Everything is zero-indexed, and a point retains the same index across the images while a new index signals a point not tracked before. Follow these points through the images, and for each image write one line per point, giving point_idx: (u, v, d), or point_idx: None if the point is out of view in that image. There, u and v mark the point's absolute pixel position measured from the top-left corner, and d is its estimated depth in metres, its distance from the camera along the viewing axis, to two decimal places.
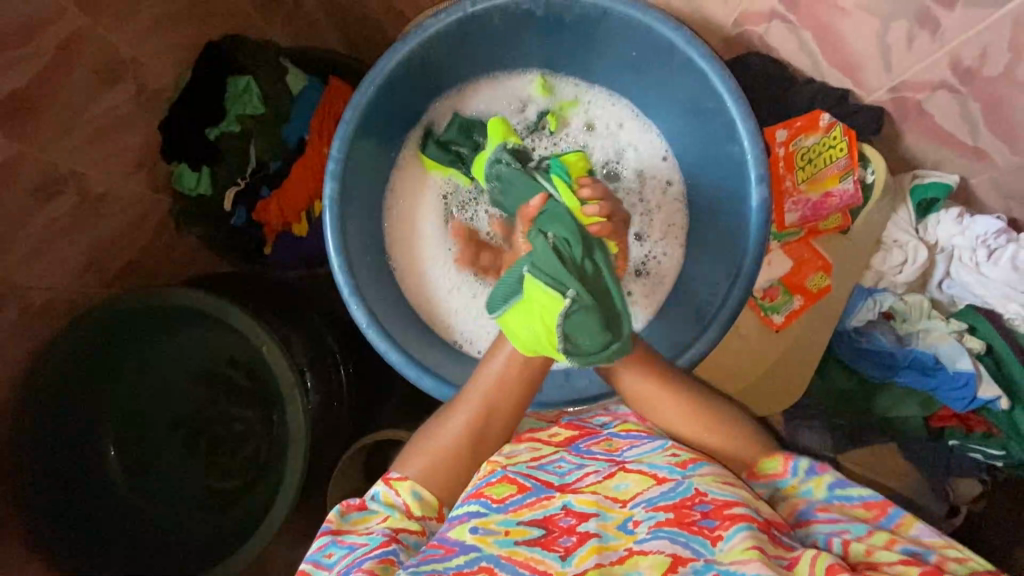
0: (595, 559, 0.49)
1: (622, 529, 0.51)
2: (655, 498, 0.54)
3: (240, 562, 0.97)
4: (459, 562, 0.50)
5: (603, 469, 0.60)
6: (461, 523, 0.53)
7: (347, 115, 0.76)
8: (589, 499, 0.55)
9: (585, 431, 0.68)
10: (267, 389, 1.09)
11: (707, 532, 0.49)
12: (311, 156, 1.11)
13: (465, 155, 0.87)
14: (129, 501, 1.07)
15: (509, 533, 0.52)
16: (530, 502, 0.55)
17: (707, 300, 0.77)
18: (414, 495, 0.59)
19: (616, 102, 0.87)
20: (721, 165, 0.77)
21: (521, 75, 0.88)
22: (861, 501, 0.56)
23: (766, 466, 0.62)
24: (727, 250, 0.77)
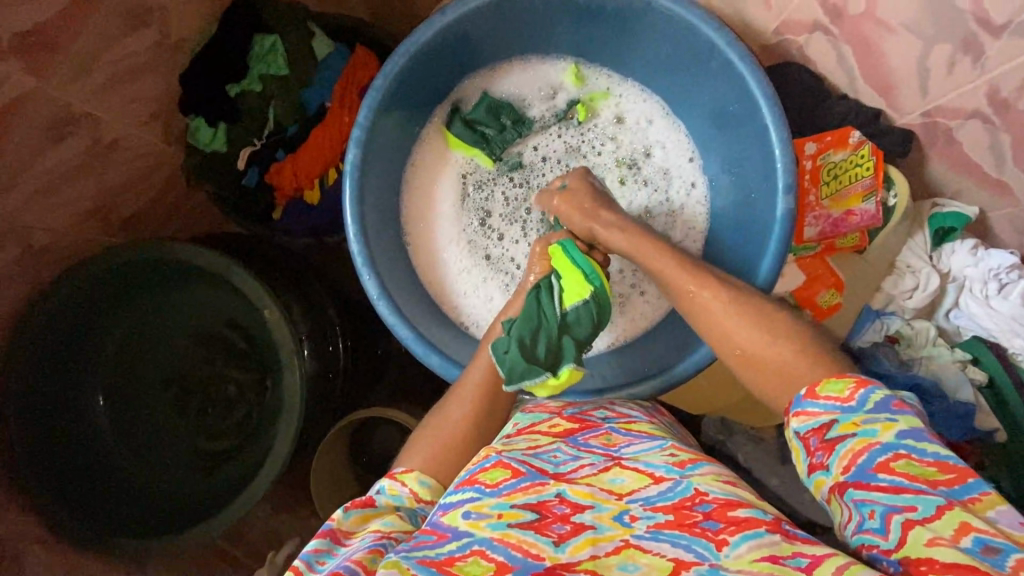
0: (591, 550, 0.49)
1: (618, 522, 0.52)
2: (653, 498, 0.54)
3: (222, 524, 0.96)
4: (449, 548, 0.50)
5: (598, 462, 0.60)
6: (454, 509, 0.54)
7: (377, 84, 0.75)
8: (584, 491, 0.55)
9: (586, 424, 0.68)
10: (262, 353, 1.08)
11: (710, 535, 0.49)
12: (330, 123, 1.08)
13: (490, 136, 0.87)
14: (112, 456, 1.06)
15: (501, 516, 0.51)
16: (523, 486, 0.55)
17: None
18: (421, 482, 0.60)
19: (648, 98, 0.87)
20: (746, 170, 0.77)
21: (555, 62, 0.87)
22: (937, 458, 0.46)
23: (826, 390, 0.52)
24: (745, 256, 0.77)
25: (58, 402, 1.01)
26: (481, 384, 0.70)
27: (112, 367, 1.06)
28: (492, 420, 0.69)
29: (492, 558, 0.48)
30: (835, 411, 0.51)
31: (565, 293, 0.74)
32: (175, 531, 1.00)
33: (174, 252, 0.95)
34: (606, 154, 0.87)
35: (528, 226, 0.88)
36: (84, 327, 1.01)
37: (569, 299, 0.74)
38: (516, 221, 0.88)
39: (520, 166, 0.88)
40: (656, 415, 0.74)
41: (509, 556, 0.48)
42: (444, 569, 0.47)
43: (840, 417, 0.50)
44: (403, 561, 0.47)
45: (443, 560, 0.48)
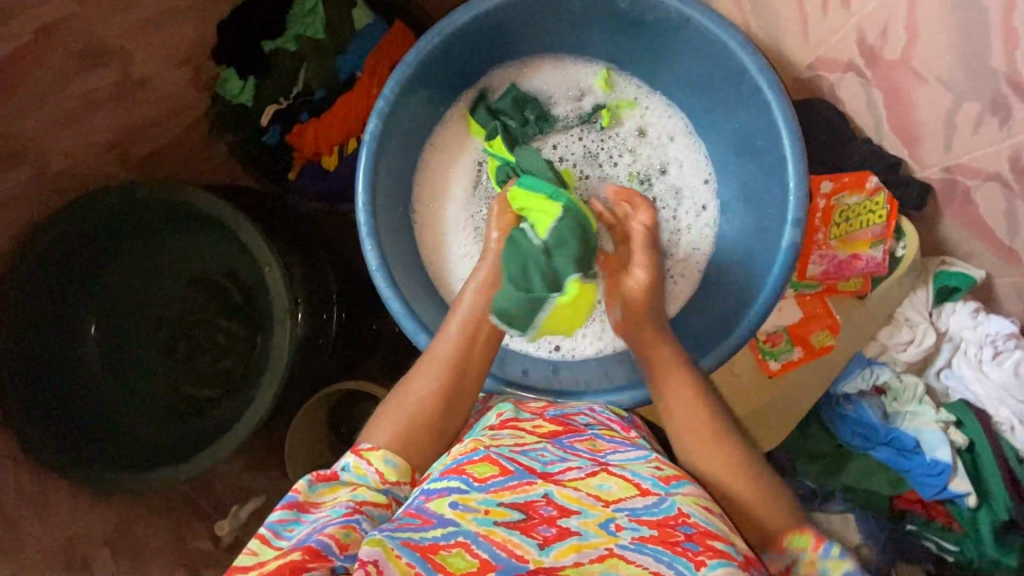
0: (574, 557, 0.50)
1: (603, 530, 0.53)
2: (638, 509, 0.55)
3: (191, 469, 0.97)
4: (434, 534, 0.51)
5: (585, 466, 0.61)
6: (440, 497, 0.54)
7: (409, 59, 0.76)
8: (571, 495, 0.56)
9: (569, 429, 0.69)
10: (258, 308, 1.09)
11: (689, 556, 0.50)
12: (357, 93, 1.09)
13: (512, 129, 0.87)
14: (93, 385, 1.06)
15: (488, 512, 0.53)
16: (510, 485, 0.56)
17: (716, 326, 0.78)
18: (387, 462, 0.61)
19: (673, 114, 0.87)
20: (759, 199, 0.78)
21: (587, 65, 0.87)
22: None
23: (790, 540, 0.57)
24: (744, 284, 0.77)
25: (53, 327, 1.03)
26: (447, 360, 0.69)
27: (110, 301, 1.07)
28: (460, 395, 0.69)
29: (476, 554, 0.49)
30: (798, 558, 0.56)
31: (541, 222, 0.71)
32: (143, 467, 1.00)
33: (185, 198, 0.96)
34: (623, 163, 0.87)
35: None
36: (89, 256, 1.03)
37: (545, 225, 0.70)
38: None
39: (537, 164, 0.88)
40: (632, 427, 0.74)
41: (493, 554, 0.50)
42: (428, 556, 0.49)
43: (802, 556, 0.56)
44: (388, 541, 0.49)
45: (428, 546, 0.50)
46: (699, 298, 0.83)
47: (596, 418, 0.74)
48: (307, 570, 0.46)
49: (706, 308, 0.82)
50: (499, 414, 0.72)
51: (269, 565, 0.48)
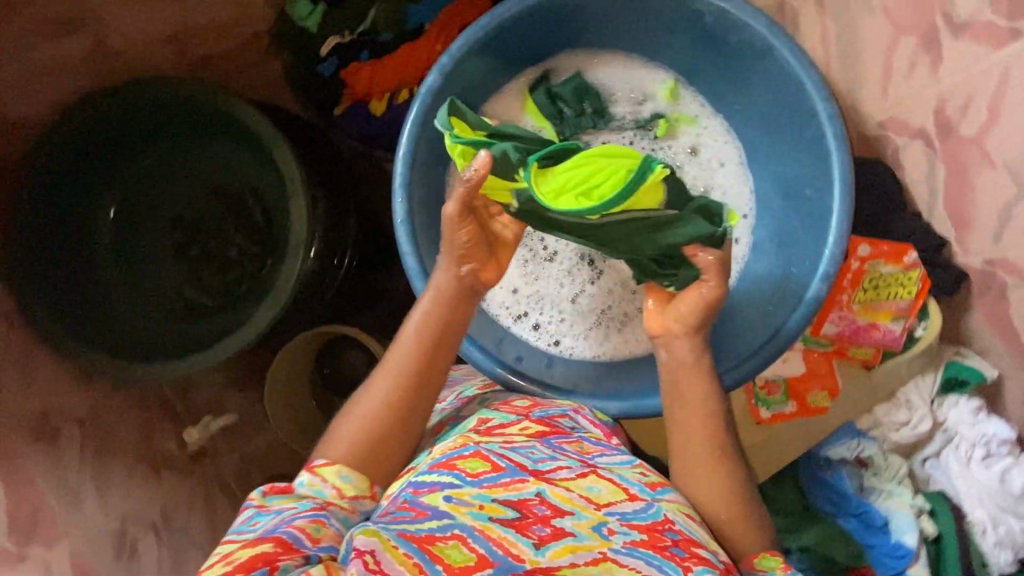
0: (569, 557, 0.54)
1: (597, 533, 0.57)
2: (629, 514, 0.60)
3: (175, 371, 0.97)
4: (430, 526, 0.54)
5: (575, 467, 0.65)
6: (434, 491, 0.57)
7: (483, 22, 0.74)
8: (564, 496, 0.59)
9: (555, 429, 0.71)
10: (274, 232, 1.09)
11: (677, 560, 0.56)
12: (422, 45, 1.08)
13: (566, 115, 0.83)
14: (98, 266, 1.07)
15: (483, 508, 0.56)
16: (503, 482, 0.60)
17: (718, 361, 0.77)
18: (343, 477, 0.64)
19: (729, 141, 0.84)
20: (795, 246, 0.76)
21: (657, 70, 0.84)
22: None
23: (763, 562, 0.64)
24: (760, 327, 0.76)
25: (75, 197, 1.04)
26: (402, 368, 0.72)
27: (134, 186, 1.09)
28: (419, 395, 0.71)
29: (472, 547, 0.53)
30: None
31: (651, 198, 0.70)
32: (127, 355, 1.01)
33: (230, 105, 0.96)
34: None
35: None
36: (125, 138, 1.03)
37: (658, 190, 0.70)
38: None
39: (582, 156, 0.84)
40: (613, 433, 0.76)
41: (489, 550, 0.53)
42: (425, 547, 0.51)
43: None
44: (383, 532, 0.51)
45: (424, 536, 0.52)
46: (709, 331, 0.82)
47: (579, 420, 0.76)
48: (279, 561, 0.51)
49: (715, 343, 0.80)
50: (481, 419, 0.72)
51: (241, 558, 0.52)
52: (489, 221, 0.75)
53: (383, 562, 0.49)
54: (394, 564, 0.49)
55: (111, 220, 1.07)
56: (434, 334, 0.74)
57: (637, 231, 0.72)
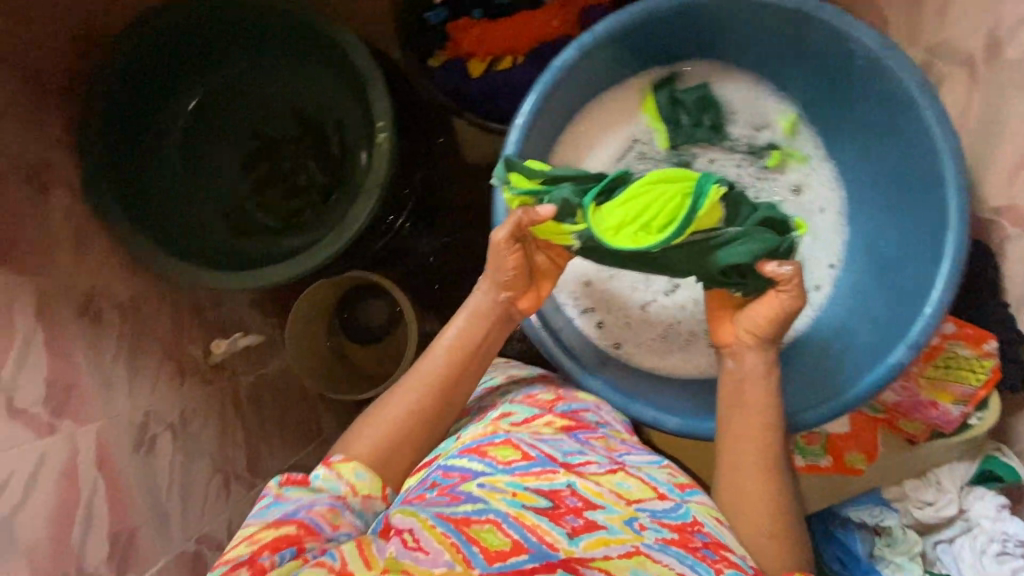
0: (603, 549, 0.57)
1: (629, 527, 0.60)
2: (658, 512, 0.64)
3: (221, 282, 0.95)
4: (464, 509, 0.59)
5: (603, 463, 0.68)
6: (468, 479, 0.63)
7: (635, 7, 0.71)
8: (594, 490, 0.63)
9: (582, 424, 0.75)
10: (347, 167, 1.07)
11: (708, 560, 0.59)
12: (539, 18, 1.05)
13: (681, 124, 0.83)
14: (167, 159, 1.06)
15: (516, 495, 0.60)
16: (535, 471, 0.64)
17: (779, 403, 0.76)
18: (358, 476, 0.68)
19: (835, 189, 0.84)
20: (884, 308, 0.75)
21: (782, 101, 0.83)
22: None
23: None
24: (831, 381, 0.76)
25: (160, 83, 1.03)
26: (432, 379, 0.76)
27: (218, 90, 1.09)
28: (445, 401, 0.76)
29: (506, 531, 0.56)
30: None
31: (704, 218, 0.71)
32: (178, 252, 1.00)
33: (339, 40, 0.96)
34: None
35: None
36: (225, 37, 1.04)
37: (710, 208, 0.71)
38: None
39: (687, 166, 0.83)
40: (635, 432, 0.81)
41: (523, 535, 0.56)
42: (461, 528, 0.56)
43: None
44: (421, 514, 0.58)
45: (459, 519, 0.57)
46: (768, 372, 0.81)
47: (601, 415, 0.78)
48: (304, 543, 0.59)
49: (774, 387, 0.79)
50: (505, 412, 0.74)
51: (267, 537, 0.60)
52: (533, 253, 0.79)
53: (422, 540, 0.55)
54: (431, 542, 0.54)
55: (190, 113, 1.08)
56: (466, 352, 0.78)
57: (697, 254, 0.73)
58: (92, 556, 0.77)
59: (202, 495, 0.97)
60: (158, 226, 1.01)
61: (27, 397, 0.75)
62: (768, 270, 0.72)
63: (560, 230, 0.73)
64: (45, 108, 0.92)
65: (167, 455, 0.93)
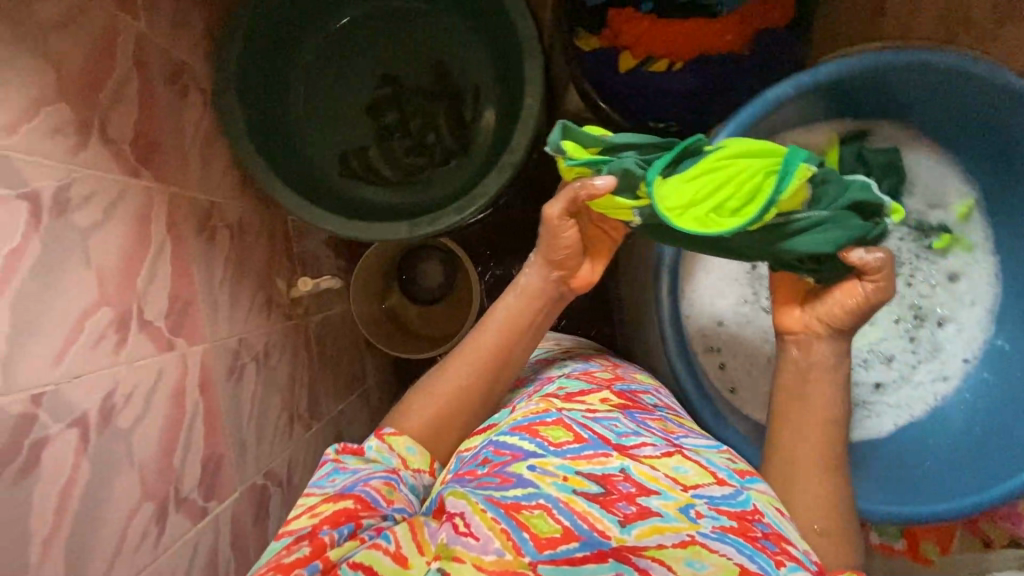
0: (656, 537, 0.55)
1: (684, 515, 0.58)
2: (717, 499, 0.60)
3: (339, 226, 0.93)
4: (515, 492, 0.58)
5: (660, 444, 0.66)
6: (520, 461, 0.61)
7: (864, 58, 0.68)
8: (648, 474, 0.61)
9: (639, 405, 0.76)
10: (475, 136, 1.05)
11: (768, 552, 0.56)
12: (711, 28, 0.99)
13: (857, 184, 0.78)
14: (292, 85, 1.04)
15: (567, 479, 0.59)
16: (587, 454, 0.62)
17: (881, 488, 0.77)
18: (408, 450, 0.72)
19: (995, 285, 0.79)
20: (1016, 422, 0.73)
21: (967, 183, 0.79)
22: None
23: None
24: (938, 479, 0.75)
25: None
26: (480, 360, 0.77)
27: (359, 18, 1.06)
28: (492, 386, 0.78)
29: (558, 517, 0.56)
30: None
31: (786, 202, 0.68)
32: (295, 184, 0.99)
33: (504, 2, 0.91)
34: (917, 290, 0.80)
35: None
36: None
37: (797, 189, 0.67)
38: None
39: None
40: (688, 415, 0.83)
41: (575, 520, 0.55)
42: (511, 513, 0.55)
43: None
44: (474, 497, 0.57)
45: (509, 503, 0.56)
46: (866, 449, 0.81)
47: (659, 399, 0.81)
48: (361, 518, 0.59)
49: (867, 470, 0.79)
50: (558, 385, 0.78)
51: (324, 510, 0.61)
52: (590, 217, 0.79)
53: (472, 525, 0.55)
54: (483, 527, 0.54)
55: (327, 34, 1.06)
56: (515, 334, 0.79)
57: (772, 238, 0.71)
58: (189, 476, 0.74)
59: (274, 428, 0.98)
60: (275, 141, 0.99)
61: (154, 309, 0.71)
62: (851, 258, 0.70)
63: (624, 206, 0.71)
64: (190, 7, 0.88)
65: (251, 384, 0.92)
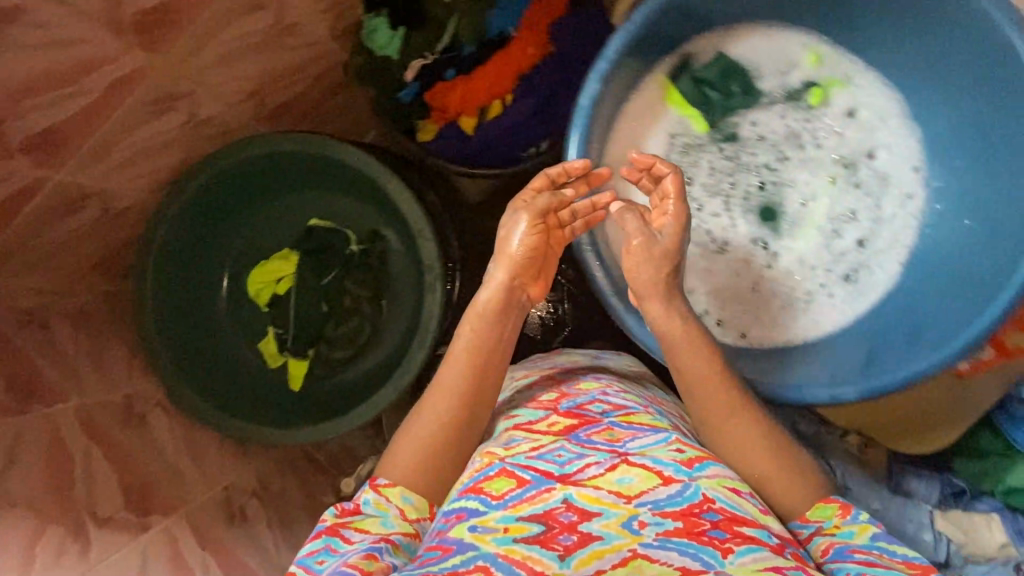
0: (596, 564, 0.51)
1: (626, 529, 0.53)
2: (662, 501, 0.56)
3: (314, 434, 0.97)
4: (454, 561, 0.52)
5: (605, 460, 0.60)
6: (460, 522, 0.56)
7: (636, 20, 0.69)
8: (590, 496, 0.56)
9: (585, 420, 0.66)
10: (388, 276, 1.08)
11: (716, 543, 0.53)
12: (515, 50, 1.03)
13: (713, 101, 0.79)
14: (227, 329, 1.09)
15: (507, 531, 0.53)
16: (529, 497, 0.56)
17: (939, 326, 0.70)
18: (405, 499, 0.64)
19: (887, 94, 0.78)
20: (985, 197, 0.72)
21: (799, 35, 0.78)
22: (904, 558, 0.56)
23: (814, 513, 0.62)
24: (957, 303, 0.70)
25: (231, 210, 1.06)
26: (448, 388, 0.68)
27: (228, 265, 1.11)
28: (491, 362, 0.69)
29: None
30: (821, 526, 0.61)
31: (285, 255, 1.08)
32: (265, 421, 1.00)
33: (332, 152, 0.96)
34: (828, 147, 0.79)
35: (731, 203, 0.80)
36: (263, 164, 1.01)
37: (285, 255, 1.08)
38: (721, 191, 0.80)
39: (735, 140, 0.79)
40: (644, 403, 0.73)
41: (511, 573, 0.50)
42: None
43: (824, 524, 0.61)
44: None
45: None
46: (875, 320, 0.78)
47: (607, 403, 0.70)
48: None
49: (895, 364, 0.70)
50: (507, 419, 0.70)
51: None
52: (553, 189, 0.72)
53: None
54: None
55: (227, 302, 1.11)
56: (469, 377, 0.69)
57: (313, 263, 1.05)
58: None
59: None
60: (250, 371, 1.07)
61: None
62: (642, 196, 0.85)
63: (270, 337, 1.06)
64: (105, 350, 0.96)
65: None
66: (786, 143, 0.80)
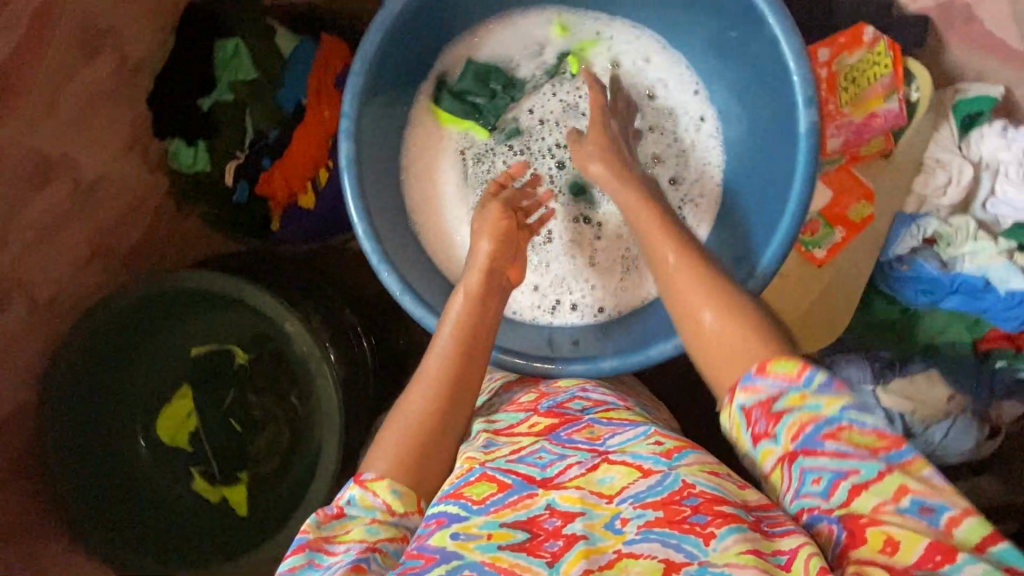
0: (583, 565, 0.46)
1: (610, 529, 0.49)
2: (643, 492, 0.51)
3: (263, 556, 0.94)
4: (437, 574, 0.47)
5: (586, 460, 0.55)
6: (440, 529, 0.50)
7: (358, 67, 0.68)
8: (574, 496, 0.51)
9: (566, 418, 0.62)
10: (286, 372, 1.07)
11: (698, 530, 0.47)
12: (312, 118, 1.03)
13: (482, 106, 0.80)
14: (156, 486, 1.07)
15: (491, 537, 0.49)
16: (512, 501, 0.52)
17: (762, 227, 0.70)
18: (393, 493, 0.55)
19: (641, 34, 0.80)
20: (752, 90, 0.72)
21: (537, 14, 0.80)
22: (875, 425, 0.47)
23: (775, 368, 0.50)
24: (767, 202, 0.70)
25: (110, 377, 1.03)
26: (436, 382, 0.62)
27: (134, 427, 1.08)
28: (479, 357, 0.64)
29: None
30: (782, 386, 0.50)
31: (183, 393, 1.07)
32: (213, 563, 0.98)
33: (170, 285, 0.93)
34: None
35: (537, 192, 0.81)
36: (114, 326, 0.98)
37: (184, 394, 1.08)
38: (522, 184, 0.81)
39: (518, 134, 0.81)
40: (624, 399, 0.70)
41: None
42: None
43: (788, 391, 0.49)
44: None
45: None
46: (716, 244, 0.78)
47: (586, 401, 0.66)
48: None
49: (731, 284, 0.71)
50: (486, 424, 0.64)
51: None
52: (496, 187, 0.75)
53: None
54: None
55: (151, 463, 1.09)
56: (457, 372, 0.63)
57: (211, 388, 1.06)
58: None
59: None
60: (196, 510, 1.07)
61: None
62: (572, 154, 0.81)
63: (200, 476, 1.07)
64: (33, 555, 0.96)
65: None
66: (568, 118, 0.81)
